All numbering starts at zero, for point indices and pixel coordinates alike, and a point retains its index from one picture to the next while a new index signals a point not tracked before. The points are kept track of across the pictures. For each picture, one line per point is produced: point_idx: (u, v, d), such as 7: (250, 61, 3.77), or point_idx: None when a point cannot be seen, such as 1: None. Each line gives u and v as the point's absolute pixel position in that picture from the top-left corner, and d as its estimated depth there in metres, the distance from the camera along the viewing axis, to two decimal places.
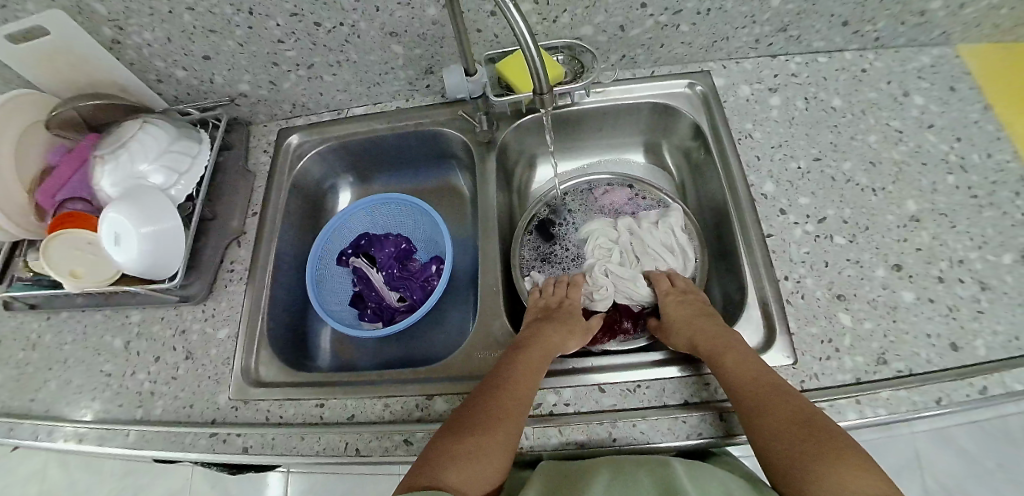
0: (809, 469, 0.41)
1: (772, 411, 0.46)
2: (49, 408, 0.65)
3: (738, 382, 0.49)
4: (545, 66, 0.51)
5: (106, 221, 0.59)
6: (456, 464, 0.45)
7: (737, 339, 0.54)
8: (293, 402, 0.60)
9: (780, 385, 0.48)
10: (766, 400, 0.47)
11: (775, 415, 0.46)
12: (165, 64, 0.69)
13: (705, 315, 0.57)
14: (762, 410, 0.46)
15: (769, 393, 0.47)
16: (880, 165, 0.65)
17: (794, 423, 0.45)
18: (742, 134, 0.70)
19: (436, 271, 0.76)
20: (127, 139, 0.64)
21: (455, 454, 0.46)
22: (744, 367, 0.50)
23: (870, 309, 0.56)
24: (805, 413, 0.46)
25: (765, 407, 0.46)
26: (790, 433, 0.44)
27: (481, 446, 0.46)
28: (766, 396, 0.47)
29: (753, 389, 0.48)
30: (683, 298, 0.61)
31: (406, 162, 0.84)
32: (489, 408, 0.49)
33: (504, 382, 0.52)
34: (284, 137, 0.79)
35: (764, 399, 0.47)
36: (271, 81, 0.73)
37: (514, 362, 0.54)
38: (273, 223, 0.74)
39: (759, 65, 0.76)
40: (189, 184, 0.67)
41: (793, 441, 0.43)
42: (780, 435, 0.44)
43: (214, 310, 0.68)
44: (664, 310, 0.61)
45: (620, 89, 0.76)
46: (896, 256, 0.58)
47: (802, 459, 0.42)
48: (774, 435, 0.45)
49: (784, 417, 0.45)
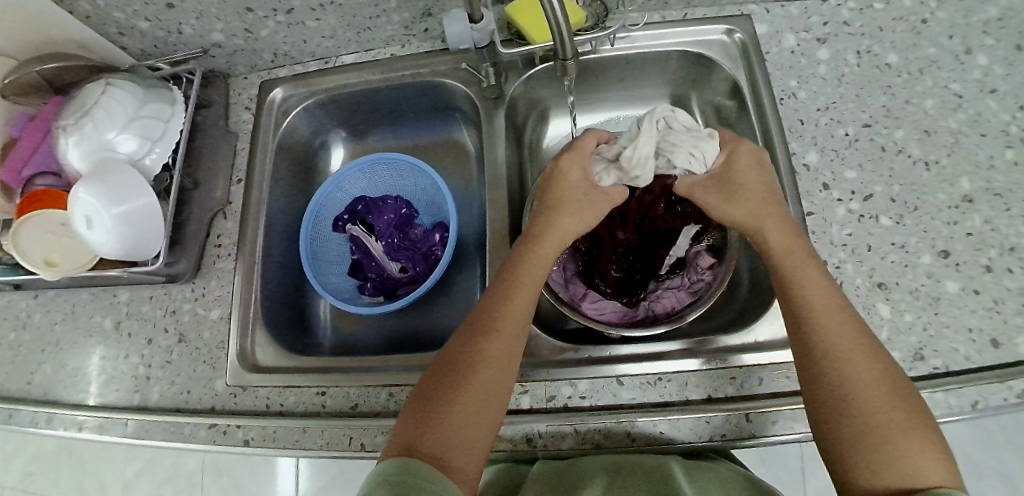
0: (880, 441, 0.37)
1: (853, 365, 0.40)
2: (48, 392, 0.67)
3: (822, 324, 0.42)
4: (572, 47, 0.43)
5: (78, 201, 0.54)
6: (448, 421, 0.41)
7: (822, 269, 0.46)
8: (293, 390, 0.58)
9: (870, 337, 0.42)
10: (852, 354, 0.41)
11: (860, 374, 0.40)
12: (125, 15, 0.60)
13: (781, 229, 0.48)
14: (843, 363, 0.40)
15: (855, 345, 0.41)
16: (934, 136, 0.57)
17: (877, 385, 0.39)
18: (786, 93, 0.61)
19: (440, 240, 0.69)
20: (91, 105, 0.57)
21: (450, 412, 0.42)
22: (828, 304, 0.43)
23: (912, 300, 0.52)
24: (892, 378, 0.40)
25: (850, 363, 0.40)
26: (876, 398, 0.39)
27: (471, 399, 0.42)
28: (853, 347, 0.41)
29: (829, 326, 0.42)
30: (745, 186, 0.51)
31: (405, 116, 0.75)
32: (483, 359, 0.44)
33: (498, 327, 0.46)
34: (267, 90, 0.70)
35: (849, 351, 0.41)
36: (247, 29, 0.63)
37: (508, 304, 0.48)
38: (260, 192, 0.67)
39: (807, 9, 0.65)
40: (164, 151, 0.61)
41: (871, 407, 0.38)
42: (859, 396, 0.39)
43: (204, 289, 0.64)
44: (726, 179, 0.52)
45: (647, 36, 0.66)
46: (943, 242, 0.54)
47: (878, 430, 0.37)
48: (851, 394, 0.39)
49: (869, 377, 0.40)
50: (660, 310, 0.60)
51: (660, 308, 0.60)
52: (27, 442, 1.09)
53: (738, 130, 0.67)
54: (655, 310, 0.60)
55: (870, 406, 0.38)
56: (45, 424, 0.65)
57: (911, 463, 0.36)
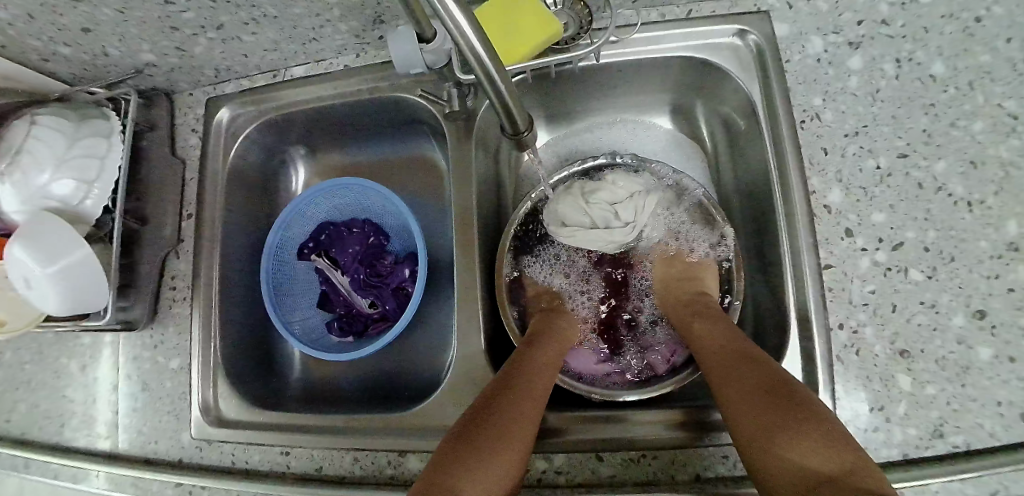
0: (768, 437, 0.37)
1: (737, 380, 0.42)
2: (24, 433, 0.65)
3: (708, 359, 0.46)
4: (529, 118, 0.34)
5: (10, 260, 0.50)
6: (464, 441, 0.40)
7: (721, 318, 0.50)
8: (258, 448, 0.55)
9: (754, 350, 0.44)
10: (736, 368, 0.43)
11: (743, 383, 0.41)
12: (42, 42, 0.52)
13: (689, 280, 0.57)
14: (726, 382, 0.42)
15: (738, 362, 0.43)
16: (983, 168, 0.48)
17: (762, 390, 0.40)
18: (807, 112, 0.52)
19: (410, 275, 0.64)
20: (16, 149, 0.52)
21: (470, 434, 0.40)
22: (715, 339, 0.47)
23: (936, 370, 0.46)
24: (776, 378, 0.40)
25: (737, 380, 0.42)
26: (756, 399, 0.39)
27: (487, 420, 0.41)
28: (733, 367, 0.43)
29: (719, 353, 0.45)
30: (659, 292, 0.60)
31: (368, 130, 0.67)
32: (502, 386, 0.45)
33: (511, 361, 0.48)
34: (212, 110, 0.63)
35: (731, 370, 0.43)
36: (178, 47, 0.56)
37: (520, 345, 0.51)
38: (214, 228, 0.61)
39: (838, 4, 0.54)
40: (104, 192, 0.55)
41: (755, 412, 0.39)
42: (745, 405, 0.40)
43: (164, 335, 0.61)
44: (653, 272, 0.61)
45: (643, 39, 0.55)
46: (980, 301, 0.46)
47: (764, 427, 0.37)
48: (738, 405, 0.40)
49: (749, 384, 0.41)
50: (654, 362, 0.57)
51: (657, 363, 0.57)
52: None
53: (747, 151, 0.58)
54: (653, 364, 0.57)
55: (753, 408, 0.39)
56: (23, 468, 0.64)
57: (797, 450, 0.35)
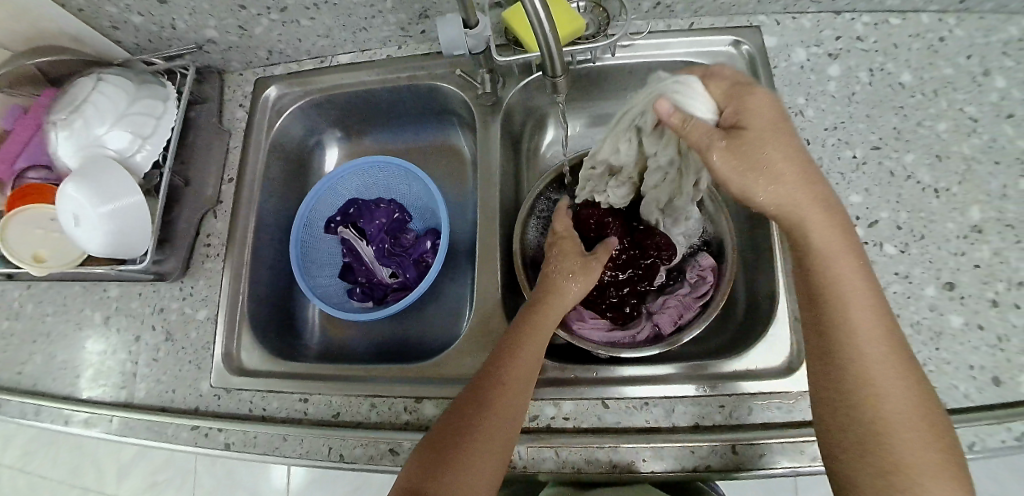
0: (927, 474, 0.36)
1: (897, 395, 0.38)
2: (38, 383, 0.67)
3: (865, 340, 0.39)
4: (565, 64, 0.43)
5: (64, 198, 0.54)
6: (455, 478, 0.41)
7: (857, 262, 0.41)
8: (276, 395, 0.57)
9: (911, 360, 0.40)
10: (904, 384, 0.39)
11: (909, 404, 0.38)
12: (116, 9, 0.59)
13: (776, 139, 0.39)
14: (886, 393, 0.38)
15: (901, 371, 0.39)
16: (946, 161, 0.55)
17: (923, 418, 0.38)
18: (792, 109, 0.59)
19: (431, 247, 0.68)
20: (82, 101, 0.57)
21: (452, 473, 0.41)
22: (872, 321, 0.40)
23: (912, 334, 0.50)
24: (928, 405, 0.39)
25: (901, 395, 0.38)
26: (919, 430, 0.37)
27: (477, 463, 0.42)
28: (895, 382, 0.38)
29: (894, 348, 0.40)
30: (702, 139, 0.38)
31: (401, 117, 0.73)
32: (490, 423, 0.44)
33: (505, 388, 0.45)
34: (261, 88, 0.69)
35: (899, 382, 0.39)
36: (241, 26, 0.63)
37: (519, 363, 0.47)
38: (251, 191, 0.66)
39: (819, 23, 0.63)
40: (155, 148, 0.60)
41: (914, 442, 0.37)
42: (903, 433, 0.37)
43: (192, 289, 0.64)
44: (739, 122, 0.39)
45: (651, 44, 0.63)
46: (948, 274, 0.52)
47: (922, 462, 0.36)
48: (897, 426, 0.37)
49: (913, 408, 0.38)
50: (663, 325, 0.58)
51: (664, 323, 0.58)
52: (16, 434, 1.08)
53: None
54: (660, 324, 0.58)
55: (917, 442, 0.37)
56: (32, 416, 0.65)
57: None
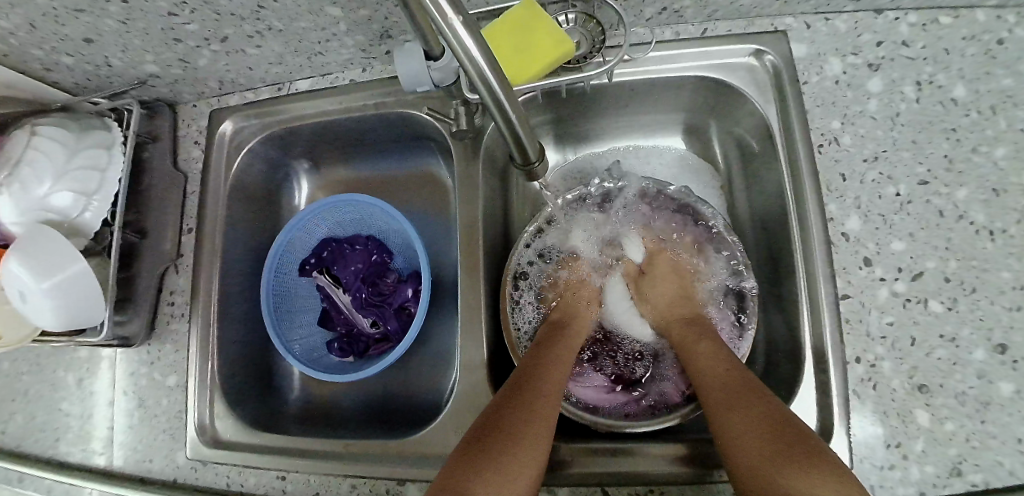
0: (766, 472, 0.35)
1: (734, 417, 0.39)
2: (19, 446, 0.64)
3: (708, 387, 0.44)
4: (541, 148, 0.33)
5: (6, 274, 0.50)
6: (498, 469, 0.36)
7: (716, 340, 0.49)
8: (253, 471, 0.54)
9: (760, 386, 0.42)
10: (740, 404, 0.40)
11: (747, 418, 0.39)
12: (41, 51, 0.52)
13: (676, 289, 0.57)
14: (732, 416, 0.40)
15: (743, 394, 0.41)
16: (1006, 196, 0.47)
17: (764, 424, 0.37)
18: (827, 136, 0.50)
19: (414, 294, 0.62)
20: (16, 161, 0.51)
21: (498, 463, 0.37)
22: (715, 367, 0.45)
23: (955, 406, 0.44)
24: (781, 414, 0.38)
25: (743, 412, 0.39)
26: (756, 436, 0.37)
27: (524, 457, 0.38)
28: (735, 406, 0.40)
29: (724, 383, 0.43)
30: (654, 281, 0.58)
31: (374, 145, 0.66)
32: (531, 420, 0.41)
33: (533, 398, 0.43)
34: (216, 123, 0.62)
35: (733, 403, 0.41)
36: (181, 58, 0.55)
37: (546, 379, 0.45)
38: (215, 242, 0.60)
39: (856, 24, 0.53)
40: (104, 204, 0.54)
41: (750, 445, 0.37)
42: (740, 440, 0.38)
43: (161, 350, 0.60)
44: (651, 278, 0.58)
45: (656, 59, 0.53)
46: (1002, 334, 0.45)
47: (761, 459, 0.35)
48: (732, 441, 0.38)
49: (749, 414, 0.39)
50: (670, 391, 0.54)
51: (674, 393, 0.53)
52: None
53: (760, 173, 0.56)
54: (669, 394, 0.53)
55: (752, 450, 0.36)
56: (18, 482, 0.63)
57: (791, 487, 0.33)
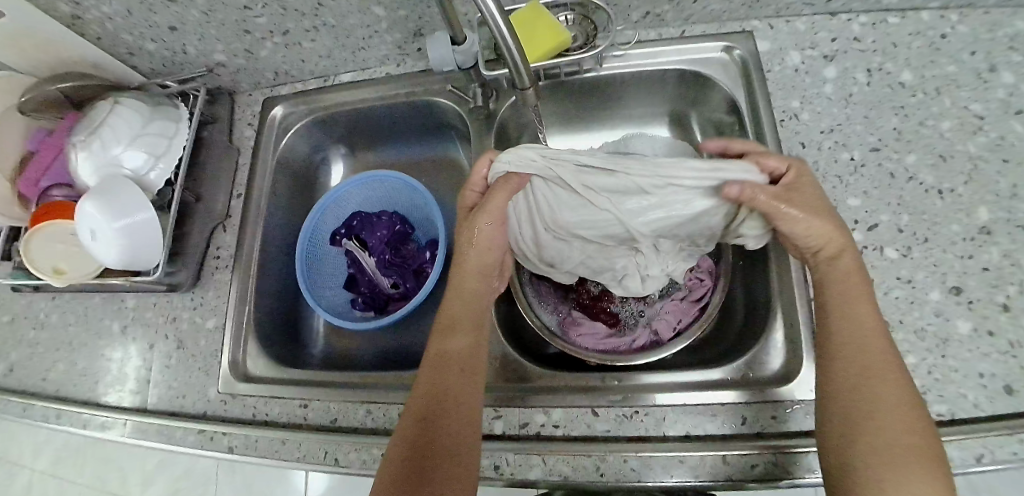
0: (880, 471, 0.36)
1: (876, 390, 0.39)
2: (60, 390, 0.70)
3: (840, 347, 0.42)
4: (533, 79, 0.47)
5: (81, 215, 0.57)
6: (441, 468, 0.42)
7: (861, 281, 0.44)
8: (278, 401, 0.59)
9: (898, 363, 0.40)
10: (874, 375, 0.40)
11: (881, 415, 0.38)
12: (132, 37, 0.64)
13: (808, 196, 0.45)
14: (868, 389, 0.39)
15: (889, 371, 0.40)
16: (951, 161, 0.53)
17: (889, 414, 0.38)
18: (786, 113, 0.58)
19: (430, 258, 0.70)
20: (100, 124, 0.61)
21: (444, 451, 0.42)
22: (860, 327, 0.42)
23: (915, 341, 0.48)
24: (920, 424, 0.38)
25: (855, 387, 0.40)
26: (896, 427, 0.38)
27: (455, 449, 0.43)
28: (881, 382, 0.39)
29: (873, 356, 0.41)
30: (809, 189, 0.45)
31: (402, 132, 0.76)
32: (453, 412, 0.44)
33: (452, 388, 0.45)
34: (269, 108, 0.73)
35: (859, 380, 0.40)
36: (247, 50, 0.66)
37: (460, 357, 0.47)
38: (259, 206, 0.69)
39: (813, 25, 0.61)
40: (167, 167, 0.63)
41: (899, 432, 0.37)
42: (873, 414, 0.38)
43: (202, 299, 0.67)
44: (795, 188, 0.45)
45: (642, 54, 0.63)
46: (954, 277, 0.50)
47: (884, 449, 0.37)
48: (872, 433, 0.38)
49: (896, 408, 0.38)
50: (661, 329, 0.59)
51: (663, 329, 0.59)
52: None
53: None
54: (659, 330, 0.59)
55: (901, 447, 0.37)
56: (54, 420, 0.68)
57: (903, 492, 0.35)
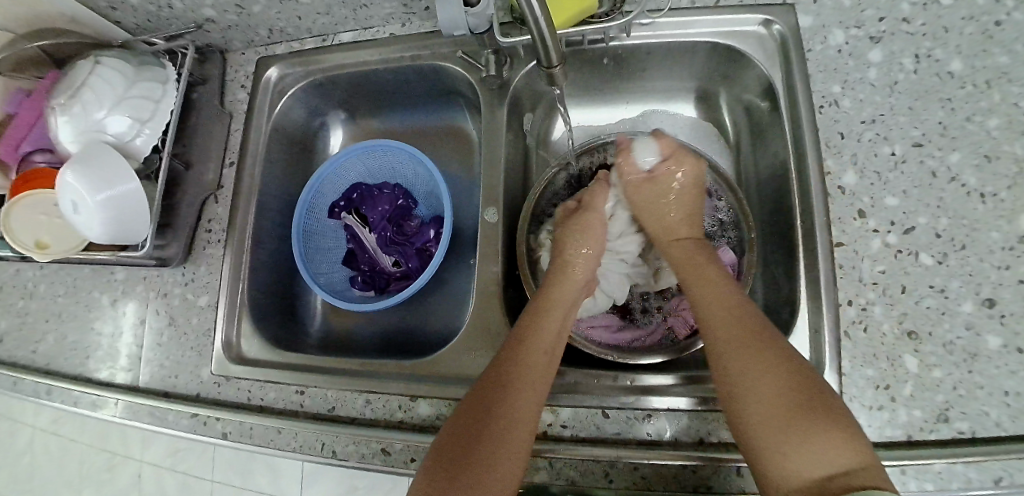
0: (773, 429, 0.36)
1: (742, 353, 0.40)
2: (50, 363, 0.67)
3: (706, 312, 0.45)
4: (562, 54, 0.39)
5: (62, 186, 0.53)
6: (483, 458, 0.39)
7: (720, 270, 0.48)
8: (273, 386, 0.57)
9: (767, 328, 0.42)
10: (743, 342, 0.41)
11: (759, 370, 0.39)
12: None
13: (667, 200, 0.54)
14: (732, 349, 0.41)
15: (740, 332, 0.42)
16: (998, 162, 0.49)
17: (771, 368, 0.39)
18: (826, 99, 0.53)
19: (434, 236, 0.66)
20: (80, 85, 0.56)
21: (490, 442, 0.40)
22: (717, 300, 0.45)
23: (942, 353, 0.46)
24: (804, 378, 0.38)
25: (730, 349, 0.41)
26: (772, 387, 0.38)
27: (505, 445, 0.40)
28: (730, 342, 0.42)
29: (719, 316, 0.44)
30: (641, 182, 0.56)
31: (406, 98, 0.70)
32: (511, 408, 0.42)
33: (517, 381, 0.43)
34: (262, 69, 0.67)
35: (739, 339, 0.41)
36: (238, 3, 0.60)
37: (536, 355, 0.45)
38: (252, 176, 0.65)
39: (861, 1, 0.56)
40: (155, 132, 0.58)
41: (765, 387, 0.38)
42: (746, 374, 0.39)
43: (194, 275, 0.64)
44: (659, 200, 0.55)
45: (672, 23, 0.57)
46: (989, 288, 0.47)
47: (765, 401, 0.37)
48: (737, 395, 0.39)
49: (770, 364, 0.39)
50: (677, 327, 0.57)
51: (678, 327, 0.57)
52: None
53: (768, 138, 0.59)
54: (674, 328, 0.57)
55: (756, 414, 0.37)
56: (45, 395, 0.66)
57: (765, 438, 0.36)
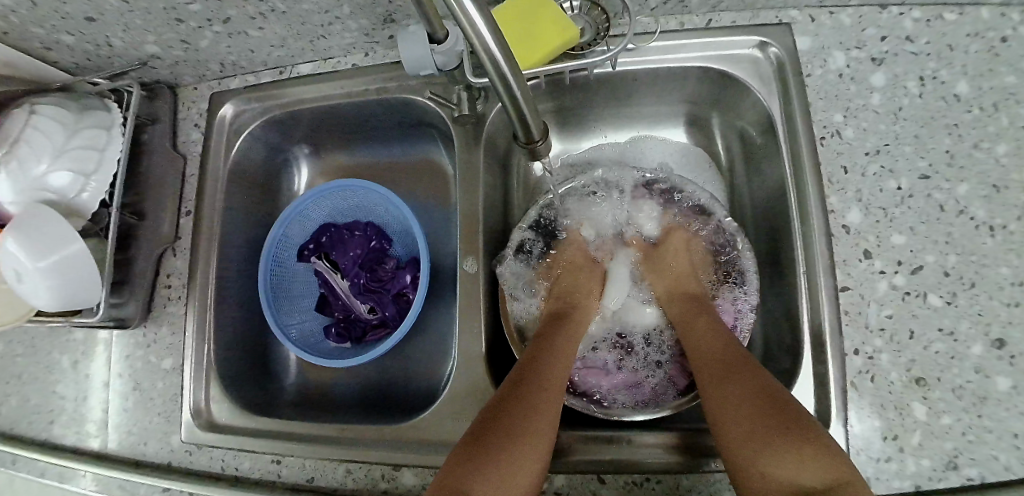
0: (756, 447, 0.37)
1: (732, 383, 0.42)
2: (10, 431, 0.63)
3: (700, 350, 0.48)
4: (543, 124, 0.35)
5: (3, 252, 0.48)
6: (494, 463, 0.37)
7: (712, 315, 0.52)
8: (249, 455, 0.54)
9: (750, 360, 0.44)
10: (731, 375, 0.43)
11: (745, 395, 0.41)
12: (43, 30, 0.52)
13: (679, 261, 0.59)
14: (723, 380, 0.43)
15: (731, 364, 0.44)
16: (1007, 192, 0.46)
17: (756, 393, 0.40)
18: (828, 129, 0.50)
19: (411, 281, 0.62)
20: (15, 137, 0.50)
21: (499, 441, 0.38)
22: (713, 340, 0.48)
23: (952, 400, 0.44)
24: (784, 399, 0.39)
25: (718, 380, 0.44)
26: (752, 407, 0.39)
27: (521, 453, 0.38)
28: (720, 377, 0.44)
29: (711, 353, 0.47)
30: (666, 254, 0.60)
31: (374, 132, 0.66)
32: (523, 410, 0.41)
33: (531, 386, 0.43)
34: (216, 106, 0.62)
35: (729, 371, 0.44)
36: (183, 40, 0.55)
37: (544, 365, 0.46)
38: (214, 226, 0.60)
39: (861, 18, 0.52)
40: (101, 186, 0.53)
41: (745, 407, 0.40)
42: (733, 398, 0.41)
43: (158, 334, 0.60)
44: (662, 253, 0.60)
45: (660, 48, 0.53)
46: (999, 328, 0.44)
47: (748, 422, 0.39)
48: (721, 414, 0.41)
49: (755, 388, 0.41)
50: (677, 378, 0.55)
51: (679, 378, 0.55)
52: None
53: (764, 166, 0.55)
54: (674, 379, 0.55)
55: (739, 427, 0.39)
56: (8, 465, 0.62)
57: (745, 456, 0.37)
